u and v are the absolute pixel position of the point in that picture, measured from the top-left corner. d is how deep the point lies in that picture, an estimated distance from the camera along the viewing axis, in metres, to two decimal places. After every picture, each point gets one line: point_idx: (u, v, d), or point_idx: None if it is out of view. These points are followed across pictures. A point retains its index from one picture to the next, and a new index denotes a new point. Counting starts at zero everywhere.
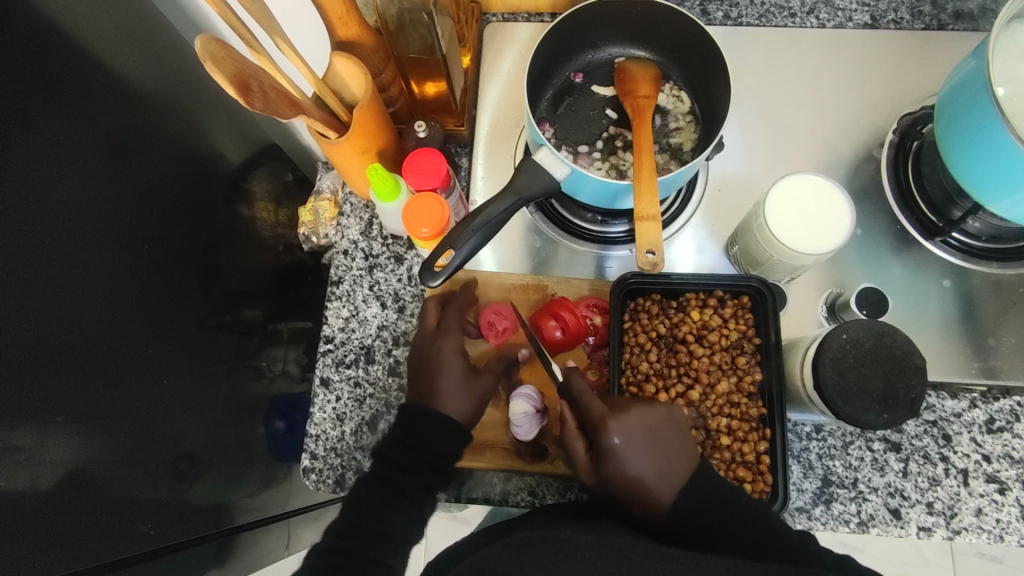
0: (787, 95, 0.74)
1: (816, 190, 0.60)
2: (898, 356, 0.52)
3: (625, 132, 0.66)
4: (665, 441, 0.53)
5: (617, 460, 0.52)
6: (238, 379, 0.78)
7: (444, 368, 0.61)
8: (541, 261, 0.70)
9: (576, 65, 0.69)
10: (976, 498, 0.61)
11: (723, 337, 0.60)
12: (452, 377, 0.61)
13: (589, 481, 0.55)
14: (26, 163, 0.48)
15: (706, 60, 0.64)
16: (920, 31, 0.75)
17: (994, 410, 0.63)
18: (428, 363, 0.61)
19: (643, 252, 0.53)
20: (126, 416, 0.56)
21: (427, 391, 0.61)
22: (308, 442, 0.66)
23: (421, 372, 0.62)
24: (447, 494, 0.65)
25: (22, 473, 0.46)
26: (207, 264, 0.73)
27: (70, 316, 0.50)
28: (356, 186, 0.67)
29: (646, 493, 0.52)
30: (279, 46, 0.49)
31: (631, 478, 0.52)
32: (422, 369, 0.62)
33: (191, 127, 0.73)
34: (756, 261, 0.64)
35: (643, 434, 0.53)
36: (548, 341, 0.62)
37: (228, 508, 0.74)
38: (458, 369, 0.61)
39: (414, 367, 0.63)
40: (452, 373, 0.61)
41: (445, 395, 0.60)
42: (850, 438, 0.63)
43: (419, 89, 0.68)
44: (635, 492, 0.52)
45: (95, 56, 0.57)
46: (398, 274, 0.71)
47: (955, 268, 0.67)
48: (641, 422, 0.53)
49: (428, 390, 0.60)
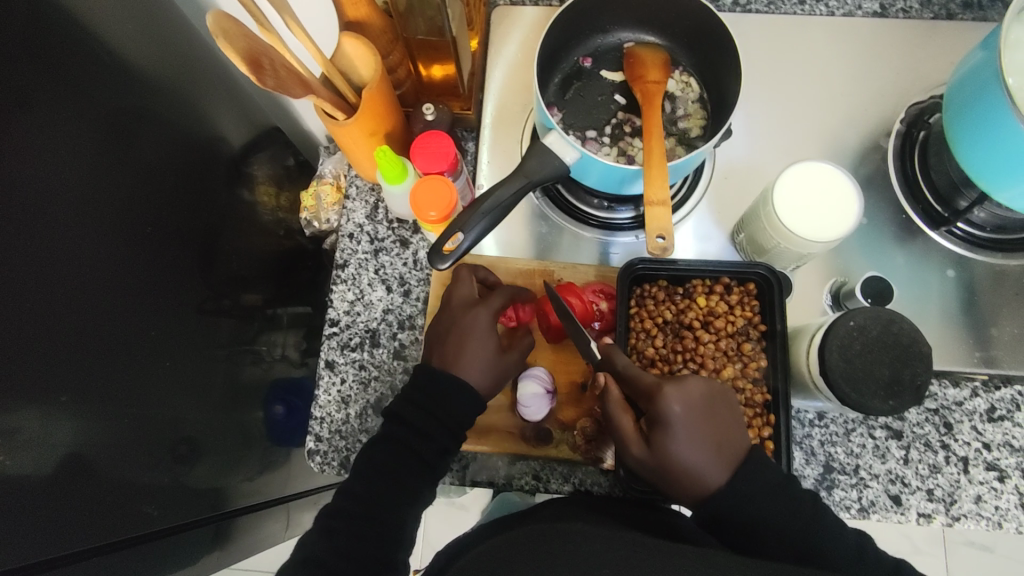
0: (794, 83, 0.74)
1: (828, 178, 0.60)
2: (905, 344, 0.52)
3: (634, 117, 0.66)
4: (719, 420, 0.51)
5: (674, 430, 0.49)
6: (238, 363, 0.79)
7: (476, 338, 0.59)
8: (546, 246, 0.70)
9: (584, 49, 0.69)
10: (976, 485, 0.61)
11: (729, 323, 0.60)
12: (485, 349, 0.59)
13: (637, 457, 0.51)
14: (28, 143, 0.47)
15: (717, 45, 0.64)
16: (929, 20, 0.75)
17: (994, 399, 0.64)
18: (456, 330, 0.60)
19: (653, 237, 0.53)
20: (125, 397, 0.56)
21: (453, 358, 0.59)
22: (313, 425, 0.66)
23: (446, 339, 0.60)
24: (451, 477, 0.65)
25: (26, 455, 0.46)
26: (207, 247, 0.73)
27: (74, 298, 0.50)
28: (362, 168, 0.66)
29: (696, 477, 0.49)
30: (289, 26, 0.48)
31: (686, 460, 0.49)
32: (448, 337, 0.59)
33: (192, 108, 0.72)
34: (762, 249, 0.65)
35: (697, 413, 0.50)
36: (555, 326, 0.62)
37: (227, 492, 0.75)
38: (491, 342, 0.59)
39: (438, 334, 0.61)
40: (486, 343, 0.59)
41: (470, 364, 0.58)
42: (852, 425, 0.63)
43: (426, 72, 0.67)
44: (684, 474, 0.49)
45: (98, 35, 0.56)
46: (403, 258, 0.70)
47: (958, 258, 0.67)
48: (698, 400, 0.51)
49: (455, 357, 0.59)
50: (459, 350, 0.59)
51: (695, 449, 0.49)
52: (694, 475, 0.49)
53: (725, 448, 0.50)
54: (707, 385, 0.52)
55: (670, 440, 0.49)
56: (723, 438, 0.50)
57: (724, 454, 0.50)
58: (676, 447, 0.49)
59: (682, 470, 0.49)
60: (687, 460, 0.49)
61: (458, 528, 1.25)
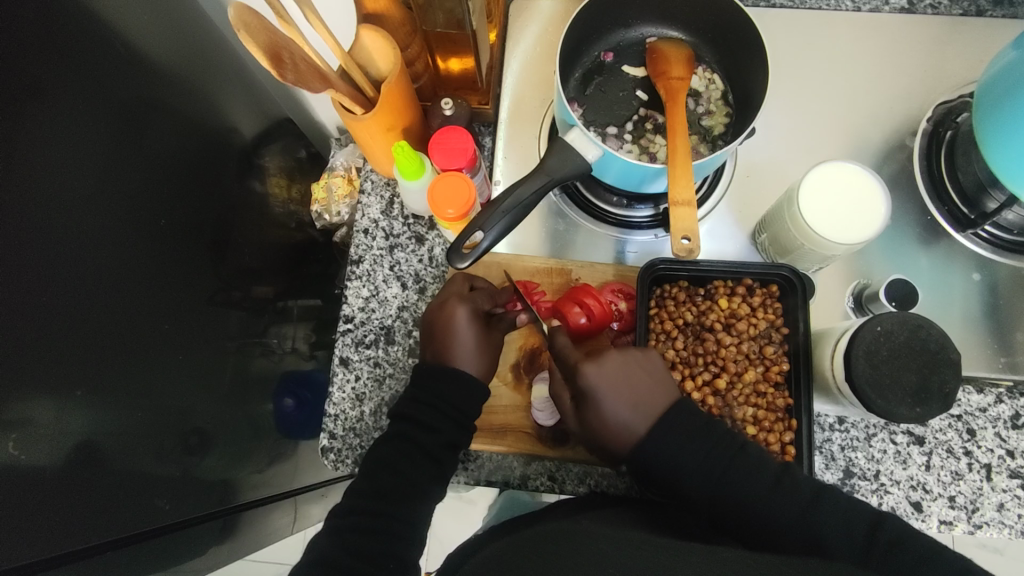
0: (818, 80, 0.72)
1: (867, 198, 0.58)
2: (933, 350, 0.51)
3: (656, 114, 0.64)
4: (643, 384, 0.53)
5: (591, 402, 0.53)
6: (249, 355, 0.78)
7: (459, 334, 0.59)
8: (563, 244, 0.69)
9: (606, 44, 0.68)
10: (998, 493, 0.60)
11: (752, 326, 0.59)
12: (469, 337, 0.59)
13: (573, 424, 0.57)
14: (41, 134, 0.47)
15: (742, 40, 0.62)
16: (958, 16, 0.73)
17: (1019, 406, 0.63)
18: (439, 328, 0.60)
19: (679, 238, 0.52)
20: (137, 391, 0.56)
21: (443, 351, 0.59)
22: (327, 422, 0.65)
23: (435, 337, 0.60)
24: (465, 476, 0.65)
25: (39, 448, 0.46)
26: (218, 239, 0.72)
27: (88, 291, 0.50)
28: (378, 163, 0.65)
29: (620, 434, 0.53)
30: (309, 17, 0.47)
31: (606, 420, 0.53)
32: (434, 335, 0.60)
33: (204, 97, 0.71)
34: (785, 250, 0.63)
35: (617, 379, 0.53)
36: (573, 328, 0.60)
37: (237, 484, 0.75)
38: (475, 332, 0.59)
39: (428, 333, 0.61)
40: (470, 337, 0.59)
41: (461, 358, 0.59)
42: (873, 430, 0.62)
43: (444, 65, 0.66)
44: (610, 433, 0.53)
45: (111, 23, 0.55)
46: (419, 254, 0.70)
47: (983, 261, 0.66)
48: (617, 365, 0.54)
49: (445, 349, 0.59)
50: (447, 345, 0.59)
51: (615, 410, 0.53)
52: (622, 433, 0.53)
53: (650, 404, 0.53)
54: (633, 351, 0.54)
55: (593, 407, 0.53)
56: (646, 396, 0.53)
57: (645, 409, 0.53)
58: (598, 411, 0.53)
59: (609, 429, 0.53)
60: (611, 422, 0.53)
61: (466, 522, 1.25)
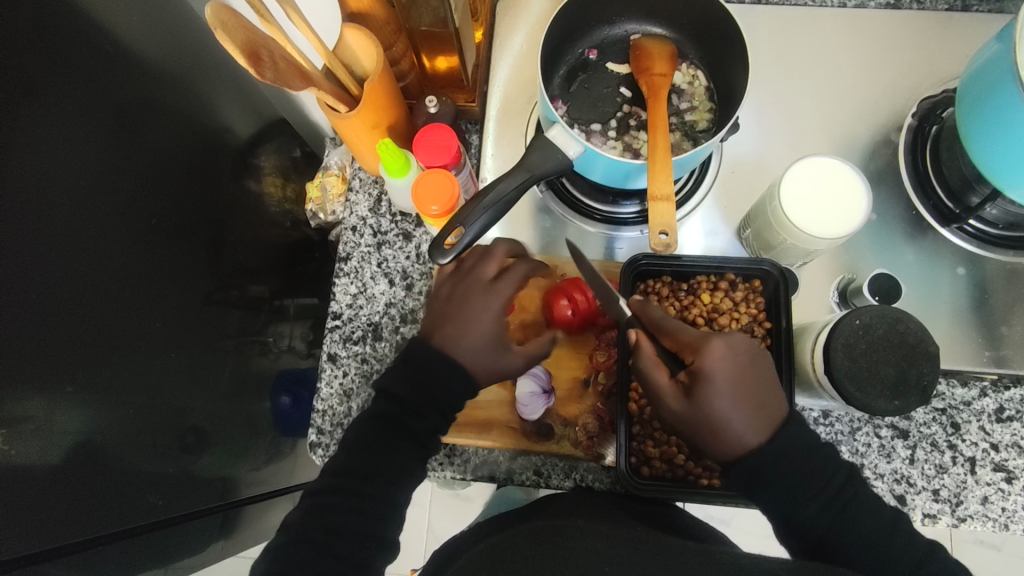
0: (805, 76, 0.73)
1: (850, 196, 0.59)
2: (911, 343, 0.51)
3: (640, 110, 0.65)
4: (764, 379, 0.50)
5: (714, 381, 0.48)
6: (245, 354, 0.79)
7: (479, 326, 0.57)
8: (549, 241, 0.70)
9: (590, 41, 0.68)
10: (983, 486, 0.61)
11: (734, 320, 0.59)
12: (483, 339, 0.57)
13: (675, 410, 0.50)
14: (32, 134, 0.47)
15: (725, 37, 0.63)
16: (943, 11, 0.73)
17: (1003, 399, 0.63)
18: (455, 313, 0.58)
19: (657, 233, 0.53)
20: (132, 388, 0.56)
21: (452, 339, 0.57)
22: (315, 417, 0.66)
23: (449, 320, 0.58)
24: (452, 470, 0.65)
25: (31, 444, 0.46)
26: (213, 238, 0.73)
27: (80, 288, 0.50)
28: (365, 161, 0.66)
29: (727, 432, 0.48)
30: (290, 16, 0.47)
31: (722, 411, 0.48)
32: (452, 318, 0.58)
33: (198, 97, 0.72)
34: (769, 245, 0.64)
35: (740, 369, 0.49)
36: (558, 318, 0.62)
37: (233, 481, 0.75)
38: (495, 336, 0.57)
39: (442, 311, 0.59)
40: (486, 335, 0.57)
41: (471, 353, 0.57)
42: (858, 424, 0.62)
43: (429, 63, 0.67)
44: (716, 427, 0.48)
45: (105, 23, 0.56)
46: (406, 251, 0.70)
47: (970, 255, 0.66)
48: (740, 354, 0.50)
49: (455, 337, 0.57)
50: (460, 334, 0.57)
51: (736, 406, 0.48)
52: (736, 438, 0.48)
53: (768, 407, 0.49)
54: (749, 342, 0.51)
55: (711, 395, 0.48)
56: (765, 397, 0.49)
57: (764, 416, 0.49)
58: (721, 400, 0.48)
59: (723, 427, 0.48)
60: (727, 418, 0.48)
61: (463, 519, 1.26)
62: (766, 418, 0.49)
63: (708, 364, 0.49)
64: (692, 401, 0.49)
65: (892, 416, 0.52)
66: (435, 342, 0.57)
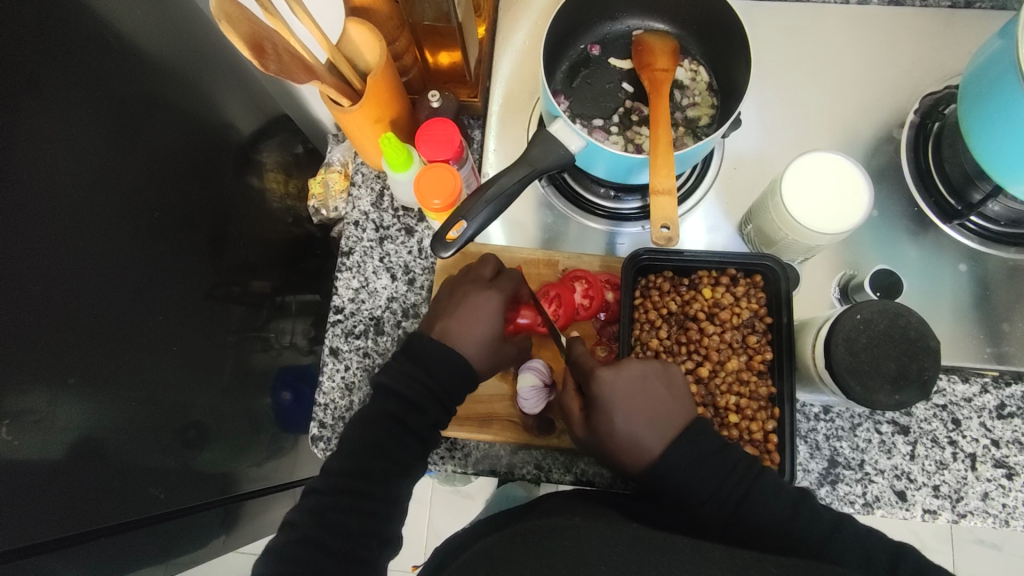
0: (807, 73, 0.73)
1: (848, 195, 0.58)
2: (912, 338, 0.51)
3: (642, 106, 0.65)
4: (657, 395, 0.53)
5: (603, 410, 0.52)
6: (247, 349, 0.79)
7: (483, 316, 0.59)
8: (551, 236, 0.70)
9: (593, 37, 0.68)
10: (983, 482, 0.61)
11: (734, 315, 0.60)
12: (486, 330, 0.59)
13: (582, 435, 0.55)
14: (35, 127, 0.47)
15: (727, 32, 0.63)
16: (946, 8, 0.73)
17: (1005, 396, 0.63)
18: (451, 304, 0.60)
19: (658, 226, 0.53)
20: (135, 382, 0.57)
21: (454, 332, 0.59)
22: (317, 411, 0.66)
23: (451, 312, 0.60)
24: (453, 464, 0.66)
25: (34, 437, 0.46)
26: (215, 234, 0.73)
27: (83, 282, 0.51)
28: (367, 155, 0.66)
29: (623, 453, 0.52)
30: (296, 12, 0.48)
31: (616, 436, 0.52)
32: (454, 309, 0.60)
33: (200, 91, 0.72)
34: (770, 241, 0.64)
35: (634, 390, 0.52)
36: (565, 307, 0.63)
37: (233, 476, 0.75)
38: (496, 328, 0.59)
39: (443, 306, 0.61)
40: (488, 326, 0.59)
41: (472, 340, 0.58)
42: (858, 419, 0.63)
43: (432, 59, 0.67)
44: (615, 448, 0.52)
45: (109, 17, 0.56)
46: (408, 246, 0.70)
47: (971, 252, 0.66)
48: (633, 376, 0.53)
49: (456, 331, 0.59)
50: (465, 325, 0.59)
51: (631, 424, 0.51)
52: (633, 451, 0.51)
53: (665, 421, 0.52)
54: (647, 363, 0.54)
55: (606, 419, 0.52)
56: (661, 413, 0.52)
57: (659, 427, 0.51)
58: (612, 425, 0.52)
59: (620, 443, 0.52)
60: (624, 436, 0.51)
61: (463, 516, 1.26)
62: (661, 429, 0.51)
63: (598, 389, 0.53)
64: (590, 426, 0.54)
65: (893, 410, 0.52)
66: (437, 334, 0.59)
